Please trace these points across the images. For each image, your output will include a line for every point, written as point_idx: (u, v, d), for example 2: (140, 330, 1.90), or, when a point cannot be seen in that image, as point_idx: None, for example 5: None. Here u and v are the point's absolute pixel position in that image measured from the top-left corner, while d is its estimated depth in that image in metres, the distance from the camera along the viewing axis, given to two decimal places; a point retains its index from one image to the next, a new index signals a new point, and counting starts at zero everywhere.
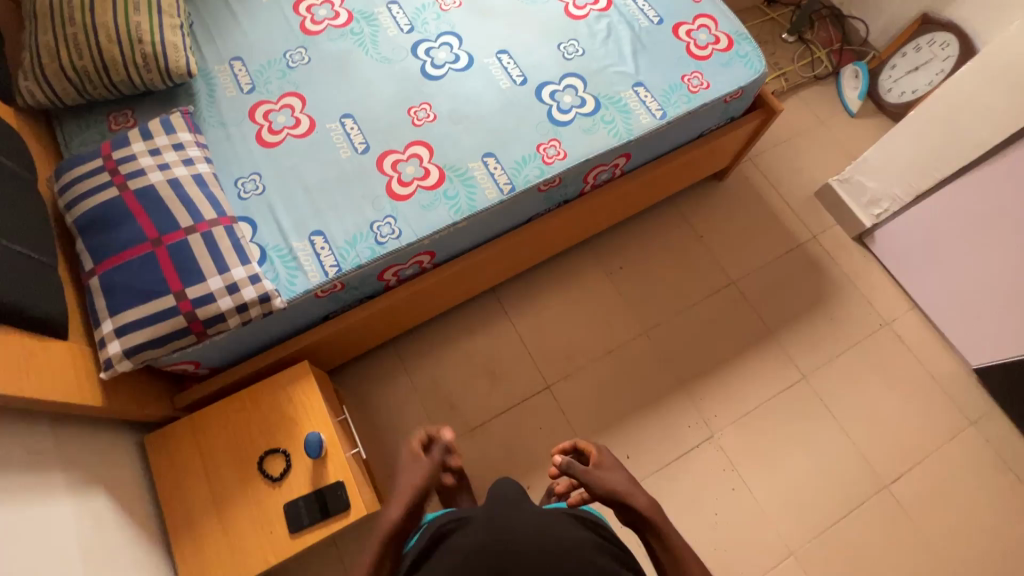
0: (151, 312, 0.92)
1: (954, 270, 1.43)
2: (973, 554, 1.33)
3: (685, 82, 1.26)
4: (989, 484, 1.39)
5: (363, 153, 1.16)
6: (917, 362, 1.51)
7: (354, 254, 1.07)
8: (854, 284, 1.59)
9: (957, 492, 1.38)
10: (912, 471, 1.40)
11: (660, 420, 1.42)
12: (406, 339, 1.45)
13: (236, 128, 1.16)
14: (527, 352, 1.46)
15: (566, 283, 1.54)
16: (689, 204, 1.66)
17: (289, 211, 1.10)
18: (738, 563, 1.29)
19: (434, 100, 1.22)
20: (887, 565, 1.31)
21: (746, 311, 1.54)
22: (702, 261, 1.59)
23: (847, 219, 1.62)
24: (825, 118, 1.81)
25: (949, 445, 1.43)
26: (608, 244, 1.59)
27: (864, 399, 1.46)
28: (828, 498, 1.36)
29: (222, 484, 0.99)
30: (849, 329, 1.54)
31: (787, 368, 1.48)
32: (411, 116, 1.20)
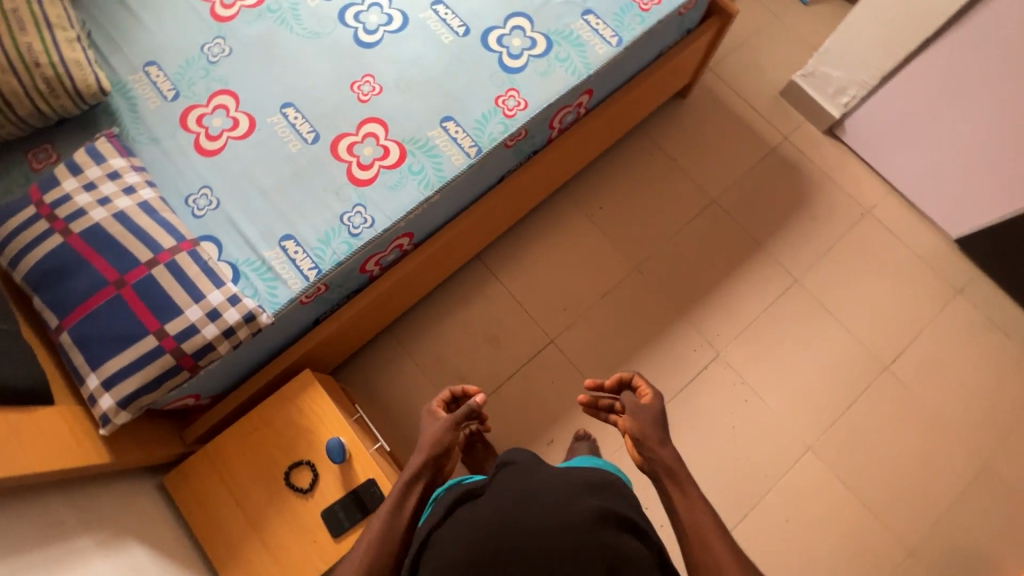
0: (135, 357, 0.87)
1: (927, 147, 1.43)
2: (972, 413, 1.41)
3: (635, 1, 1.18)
4: (980, 345, 1.46)
5: (314, 142, 1.08)
6: (901, 244, 1.54)
7: (331, 252, 1.02)
8: (831, 178, 1.59)
9: (952, 360, 1.45)
10: (909, 348, 1.46)
11: (664, 349, 1.44)
12: (402, 322, 1.42)
13: (171, 141, 1.07)
14: (524, 310, 1.45)
15: (549, 234, 1.51)
16: (658, 129, 1.61)
17: (251, 219, 1.03)
18: (762, 467, 1.36)
19: (376, 70, 1.13)
20: (897, 439, 1.39)
21: (731, 226, 1.54)
22: (680, 184, 1.57)
23: (816, 114, 1.60)
24: (779, 11, 1.74)
25: (940, 317, 1.48)
26: (584, 186, 1.55)
27: (856, 288, 1.50)
28: (835, 390, 1.42)
29: (254, 507, 0.98)
30: (833, 224, 1.55)
31: (779, 274, 1.50)
32: (355, 92, 1.12)
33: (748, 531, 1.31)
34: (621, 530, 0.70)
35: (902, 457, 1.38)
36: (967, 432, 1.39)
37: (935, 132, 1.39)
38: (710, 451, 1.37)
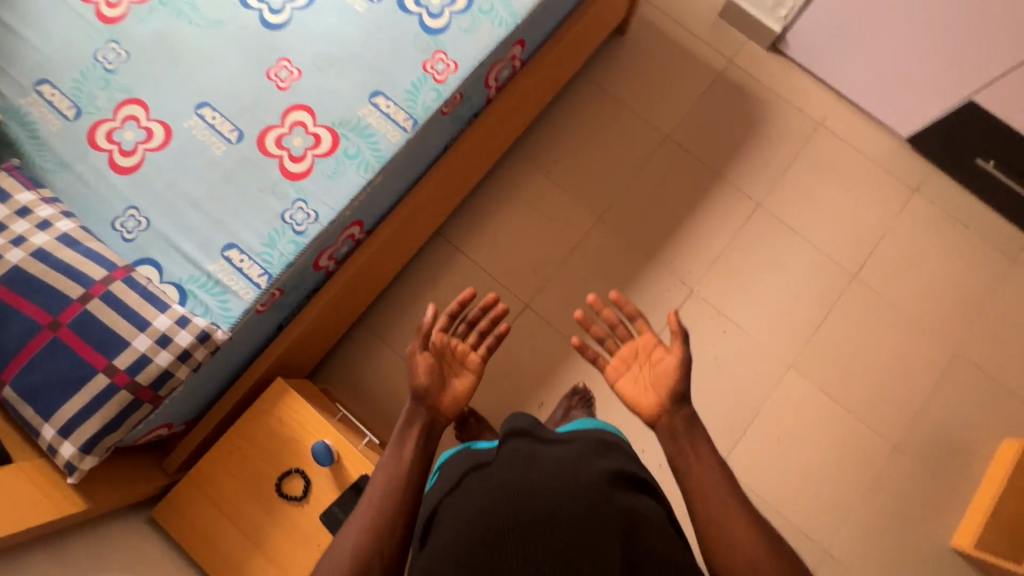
0: (92, 395, 1.08)
1: (878, 57, 1.68)
2: (930, 311, 1.72)
3: (430, 71, 1.33)
4: (942, 250, 1.77)
5: (237, 140, 1.29)
6: (870, 162, 1.84)
7: (278, 254, 1.23)
8: (784, 99, 1.88)
9: (918, 263, 1.76)
10: (873, 256, 1.77)
11: (660, 282, 1.73)
12: (374, 320, 1.73)
13: (80, 164, 1.26)
14: (491, 278, 1.75)
15: (493, 198, 1.80)
16: (591, 76, 1.89)
17: (186, 235, 1.23)
18: (729, 402, 1.65)
19: (291, 55, 1.33)
20: (859, 340, 1.70)
21: (705, 172, 1.82)
22: (635, 128, 1.85)
23: (762, 32, 1.88)
24: None
25: (902, 218, 1.80)
26: (510, 143, 1.69)
27: (822, 208, 1.80)
28: (804, 309, 1.72)
29: (284, 502, 1.25)
30: (785, 142, 1.85)
31: (742, 202, 1.80)
32: (274, 79, 1.32)
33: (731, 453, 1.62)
34: (631, 487, 0.87)
35: (861, 368, 1.68)
36: (921, 329, 1.71)
37: (912, 52, 1.59)
38: None
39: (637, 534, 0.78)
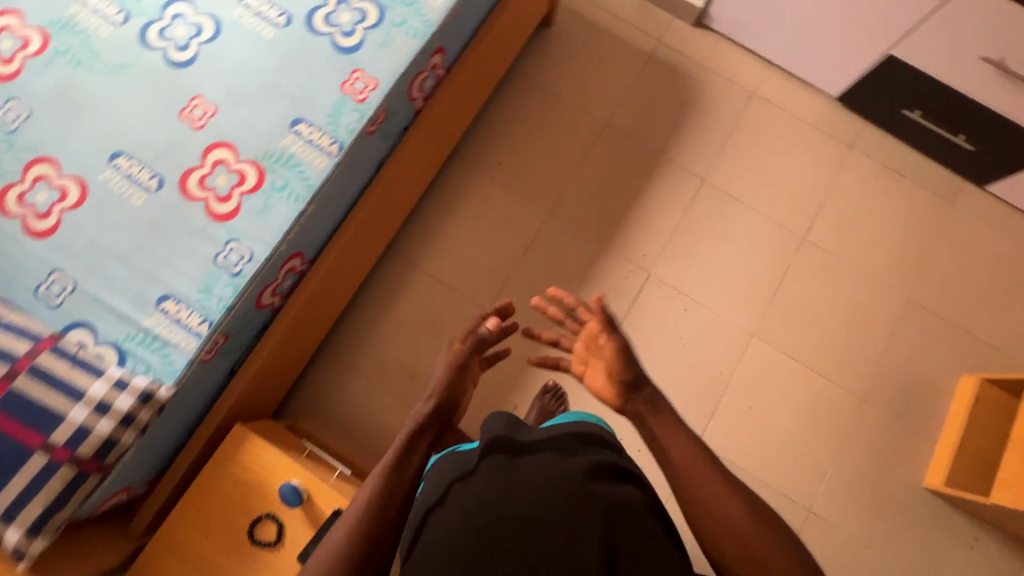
0: (49, 448, 1.00)
1: (800, 40, 1.80)
2: (895, 237, 1.86)
3: (349, 90, 1.26)
4: (907, 201, 1.88)
5: (338, 153, 1.24)
6: (819, 131, 1.92)
7: (254, 230, 1.19)
8: (713, 63, 1.97)
9: (889, 216, 1.87)
10: (841, 193, 1.89)
11: (656, 220, 1.85)
12: (345, 326, 1.72)
13: (182, 164, 1.22)
14: (453, 288, 1.78)
15: (513, 196, 1.85)
16: (516, 90, 1.92)
17: (254, 197, 1.20)
18: (706, 362, 1.76)
19: (366, 63, 1.27)
20: (830, 283, 1.82)
21: (714, 195, 1.88)
22: (574, 117, 1.91)
23: (683, 12, 1.97)
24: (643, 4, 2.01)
25: (843, 176, 1.90)
26: (505, 154, 1.87)
27: (763, 170, 1.90)
28: (763, 275, 1.82)
29: (397, 466, 0.88)
30: (725, 110, 1.94)
31: (688, 177, 1.88)
32: (354, 87, 1.26)
33: (716, 446, 1.71)
34: (614, 479, 0.87)
35: (819, 313, 1.80)
36: (888, 295, 1.82)
37: None
38: (681, 385, 1.74)
39: (618, 522, 0.79)
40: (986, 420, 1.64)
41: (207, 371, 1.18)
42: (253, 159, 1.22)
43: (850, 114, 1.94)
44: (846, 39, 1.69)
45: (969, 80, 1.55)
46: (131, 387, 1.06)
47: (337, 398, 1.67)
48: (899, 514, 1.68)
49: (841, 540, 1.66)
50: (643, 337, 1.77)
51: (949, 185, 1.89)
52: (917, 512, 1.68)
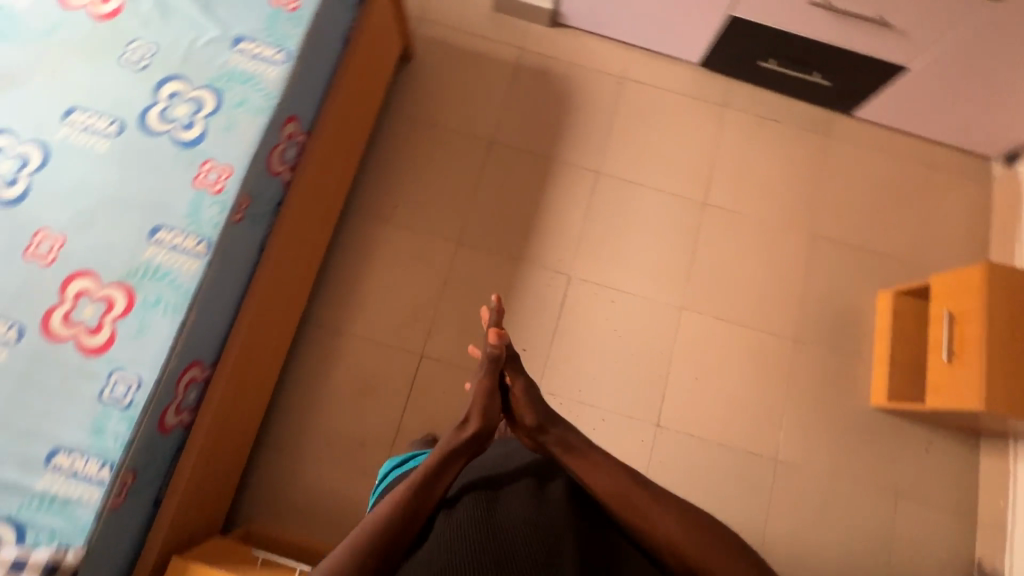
0: None
1: (648, 19, 1.86)
2: (786, 180, 1.94)
3: (203, 184, 1.21)
4: (788, 144, 1.97)
5: (207, 252, 1.18)
6: (692, 98, 1.99)
7: (135, 355, 1.12)
8: (578, 57, 2.00)
9: (775, 162, 1.95)
10: (727, 152, 1.95)
11: (563, 222, 1.87)
12: (279, 412, 1.65)
13: (37, 306, 1.13)
14: (381, 343, 1.73)
15: (418, 236, 1.82)
16: (395, 129, 1.89)
17: (128, 320, 1.13)
18: (646, 346, 1.79)
19: (215, 153, 1.23)
20: (739, 239, 1.88)
21: (611, 183, 1.91)
22: (458, 143, 1.90)
23: (535, 15, 1.99)
24: (497, 14, 2.02)
25: (725, 135, 1.97)
26: (400, 196, 1.84)
27: (650, 148, 1.95)
28: (676, 248, 1.87)
29: (422, 490, 0.94)
30: (600, 99, 1.98)
31: (582, 173, 1.91)
32: (207, 180, 1.21)
33: (675, 425, 1.73)
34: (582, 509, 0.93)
35: (736, 270, 1.86)
36: (794, 236, 1.90)
37: None
38: (627, 375, 1.76)
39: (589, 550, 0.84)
40: (907, 330, 1.73)
41: (122, 514, 1.11)
42: (118, 281, 1.15)
43: (715, 75, 2.01)
44: (690, 8, 1.75)
45: (807, 24, 1.65)
46: (32, 563, 0.98)
47: (289, 488, 1.60)
48: (858, 440, 1.74)
49: (811, 479, 1.71)
50: (579, 339, 1.78)
51: (821, 120, 1.99)
52: (873, 433, 1.75)
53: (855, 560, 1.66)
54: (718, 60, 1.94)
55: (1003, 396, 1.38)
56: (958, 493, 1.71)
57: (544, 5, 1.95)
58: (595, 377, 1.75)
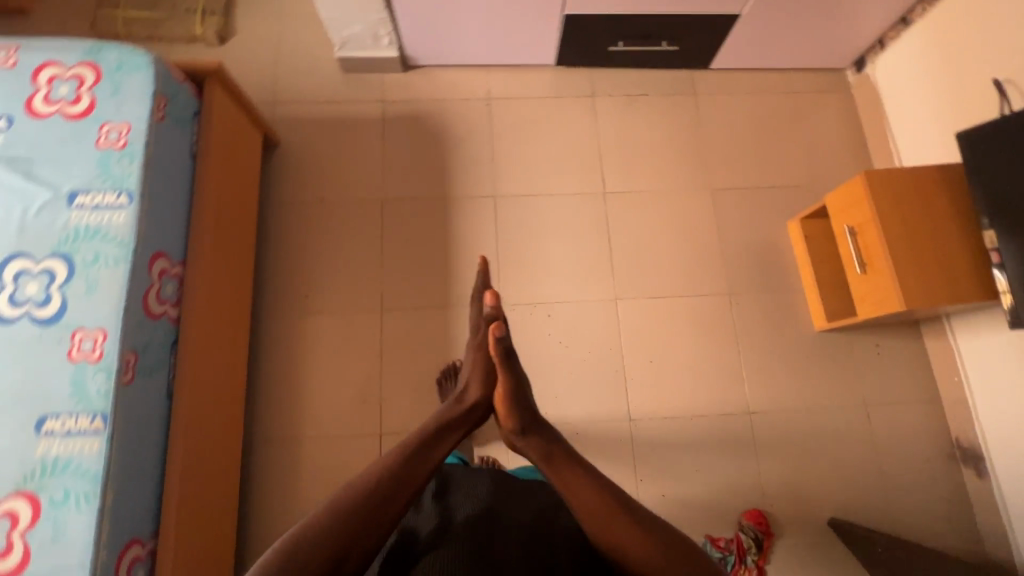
0: None
1: (492, 38, 1.87)
2: (671, 146, 1.99)
3: (81, 356, 1.13)
4: (661, 113, 2.02)
5: (107, 426, 1.10)
6: (560, 98, 2.02)
7: (57, 560, 1.02)
8: (440, 93, 2.00)
9: (656, 133, 2.00)
10: (609, 138, 1.99)
11: (476, 255, 1.85)
12: (253, 546, 1.55)
13: None
14: (337, 437, 1.66)
15: (340, 317, 1.77)
16: (283, 220, 1.84)
17: (38, 527, 1.04)
18: (594, 348, 1.80)
19: (82, 320, 1.14)
20: (647, 217, 1.92)
21: (511, 202, 1.91)
22: (351, 212, 1.86)
23: (385, 65, 1.97)
24: (348, 75, 1.99)
25: (602, 123, 2.00)
26: (309, 284, 1.79)
27: (537, 158, 1.96)
28: (592, 244, 1.89)
29: (420, 456, 0.99)
30: (475, 126, 1.98)
31: (481, 202, 1.90)
32: (84, 351, 1.13)
33: (645, 416, 1.74)
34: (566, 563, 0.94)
35: (652, 246, 1.89)
36: (695, 197, 1.95)
37: None
38: (586, 383, 1.76)
39: None
40: (821, 251, 1.81)
41: None
42: (14, 491, 1.05)
43: (574, 70, 2.05)
44: (526, 18, 1.77)
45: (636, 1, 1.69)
46: None
47: None
48: (814, 367, 1.80)
49: (786, 421, 1.75)
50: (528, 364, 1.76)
51: (683, 81, 2.06)
52: (826, 357, 1.80)
53: (850, 483, 1.71)
54: (570, 56, 1.97)
55: (923, 291, 1.45)
56: (917, 385, 1.78)
57: (391, 54, 1.92)
58: (555, 395, 1.75)
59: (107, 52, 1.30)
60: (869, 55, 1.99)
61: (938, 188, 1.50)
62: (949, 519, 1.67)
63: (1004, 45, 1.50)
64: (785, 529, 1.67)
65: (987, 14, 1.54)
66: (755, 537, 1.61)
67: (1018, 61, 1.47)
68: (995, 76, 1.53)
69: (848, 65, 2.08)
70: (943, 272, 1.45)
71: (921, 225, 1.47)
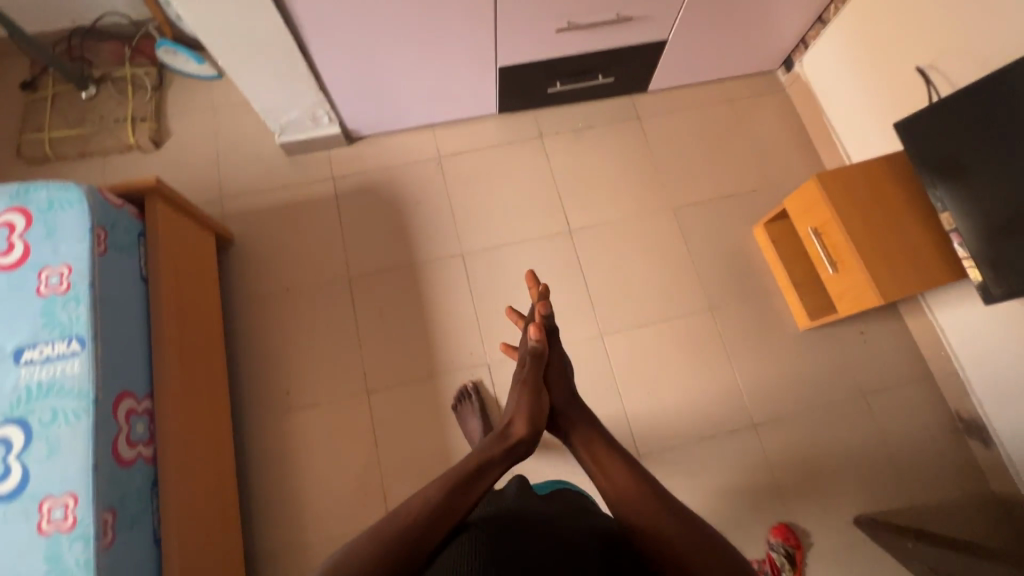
0: None
1: (432, 100, 1.87)
2: (626, 173, 2.01)
3: (52, 525, 1.05)
4: (610, 142, 2.05)
5: None
6: (509, 144, 2.02)
7: None
8: (389, 159, 1.98)
9: (609, 162, 2.02)
10: (565, 176, 2.00)
11: (455, 317, 1.82)
12: None
13: None
14: (345, 536, 1.58)
15: (326, 408, 1.70)
16: (251, 318, 1.77)
17: None
18: (590, 389, 1.78)
19: (48, 486, 1.07)
20: (616, 247, 1.92)
21: (480, 256, 1.89)
22: (319, 297, 1.81)
23: (329, 142, 1.94)
24: (293, 159, 1.96)
25: (555, 162, 2.01)
26: (289, 379, 1.72)
27: (498, 207, 1.95)
28: (568, 284, 1.88)
29: (468, 479, 0.90)
30: (430, 186, 1.96)
31: (450, 262, 1.88)
32: (53, 519, 1.05)
33: (654, 450, 1.73)
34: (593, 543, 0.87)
35: (628, 274, 1.90)
36: (659, 219, 1.96)
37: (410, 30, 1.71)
38: None
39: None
40: (791, 252, 1.84)
41: None
42: None
43: (518, 115, 2.06)
44: (461, 75, 1.77)
45: (565, 44, 1.72)
46: None
47: None
48: (808, 366, 1.81)
49: (791, 426, 1.76)
50: None
51: (625, 108, 2.09)
52: (818, 353, 1.82)
53: (865, 474, 1.71)
54: (511, 103, 1.98)
55: (895, 281, 1.48)
56: (909, 363, 1.80)
57: (334, 131, 1.89)
58: (562, 446, 1.72)
59: (34, 191, 1.23)
60: (795, 55, 2.05)
61: (886, 178, 1.54)
62: (966, 492, 1.68)
63: (920, 34, 1.56)
64: (813, 536, 1.66)
65: (896, 6, 1.60)
66: (786, 553, 1.60)
67: (935, 46, 1.53)
68: (917, 64, 1.60)
69: (778, 66, 2.15)
70: (911, 259, 1.48)
71: (878, 216, 1.51)
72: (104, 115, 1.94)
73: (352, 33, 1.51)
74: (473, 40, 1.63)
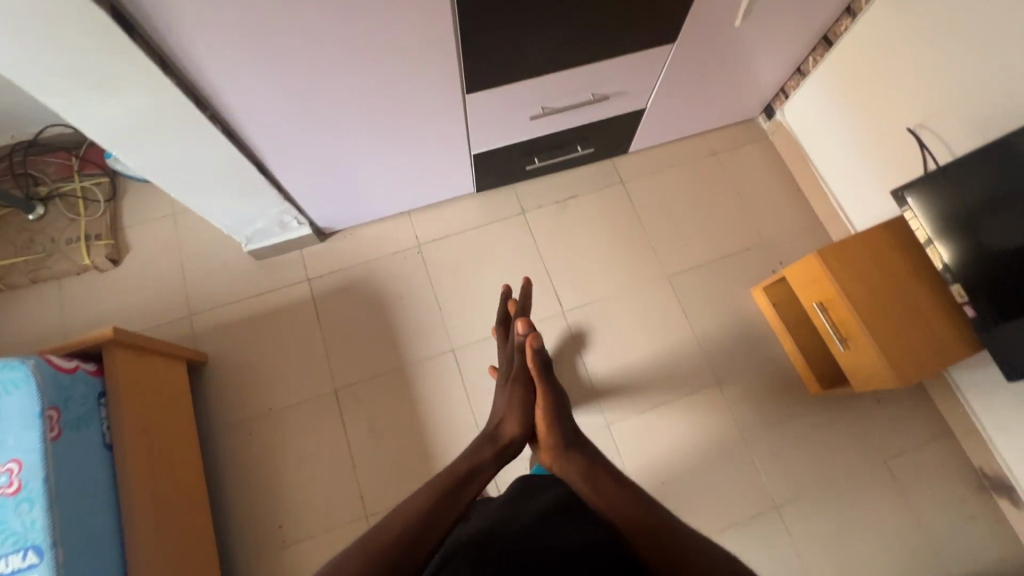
0: None
1: (407, 192, 1.77)
2: (615, 243, 1.93)
3: None
4: (595, 211, 1.96)
5: None
6: (490, 224, 1.93)
7: None
8: (367, 253, 1.87)
9: (596, 233, 1.94)
10: (553, 252, 1.91)
11: (451, 421, 1.71)
12: None
13: None
14: None
15: (323, 540, 1.58)
16: (233, 448, 1.65)
17: None
18: None
19: None
20: (613, 324, 1.84)
21: (472, 350, 1.79)
22: (304, 415, 1.69)
23: (300, 242, 1.83)
24: (263, 263, 1.84)
25: (540, 238, 1.92)
26: (280, 513, 1.60)
27: (485, 294, 1.85)
28: (566, 370, 1.78)
29: (456, 483, 0.95)
30: (412, 277, 1.86)
31: (441, 360, 1.77)
32: None
33: None
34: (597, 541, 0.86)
35: (629, 352, 1.81)
36: (655, 289, 1.88)
37: None
38: None
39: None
40: (793, 317, 1.77)
41: None
42: None
43: (496, 192, 1.97)
44: (434, 166, 1.68)
45: (540, 128, 1.63)
46: None
47: None
48: (824, 435, 1.73)
49: (815, 502, 1.68)
50: None
51: (607, 174, 2.01)
52: (833, 420, 1.74)
53: (897, 547, 1.63)
54: (488, 182, 1.89)
55: (910, 358, 1.41)
56: (927, 422, 1.74)
57: (304, 232, 1.78)
58: None
59: None
60: (776, 104, 1.99)
61: (889, 248, 1.48)
62: (1003, 557, 1.61)
63: (907, 94, 1.50)
64: None
65: (878, 65, 1.54)
66: None
67: (927, 107, 1.47)
68: (906, 124, 1.54)
69: (759, 113, 2.08)
70: (924, 333, 1.42)
71: (885, 289, 1.44)
72: (58, 237, 1.80)
73: (314, 146, 1.41)
74: (444, 136, 1.53)
